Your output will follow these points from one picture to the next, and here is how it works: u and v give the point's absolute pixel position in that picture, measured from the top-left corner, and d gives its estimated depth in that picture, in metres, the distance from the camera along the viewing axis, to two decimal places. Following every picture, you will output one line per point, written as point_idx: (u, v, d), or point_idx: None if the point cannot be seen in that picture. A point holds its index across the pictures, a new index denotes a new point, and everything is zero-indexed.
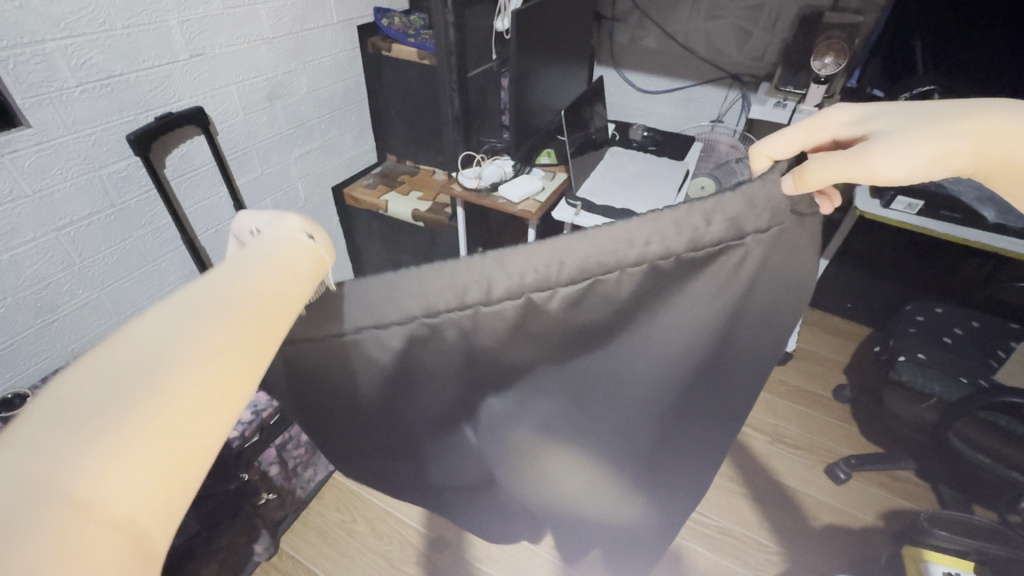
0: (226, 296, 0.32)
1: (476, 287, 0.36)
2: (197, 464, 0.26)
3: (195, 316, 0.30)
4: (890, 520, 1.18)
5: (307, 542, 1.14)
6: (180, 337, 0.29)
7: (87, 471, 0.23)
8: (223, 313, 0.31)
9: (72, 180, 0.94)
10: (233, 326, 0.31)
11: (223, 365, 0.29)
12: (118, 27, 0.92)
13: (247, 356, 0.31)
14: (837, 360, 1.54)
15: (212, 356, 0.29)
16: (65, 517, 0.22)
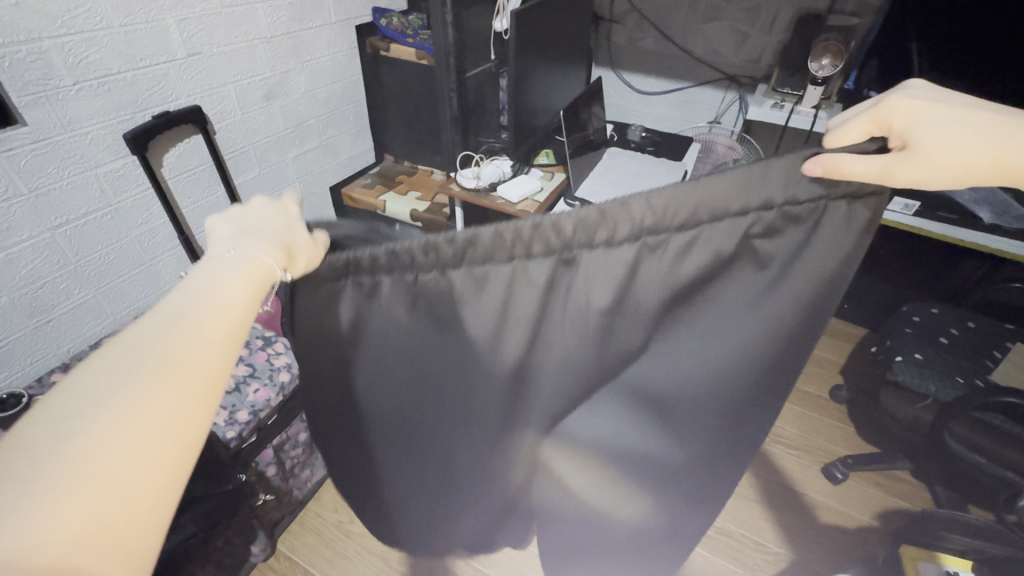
0: (189, 320, 0.32)
1: (575, 229, 0.32)
2: (140, 499, 0.28)
3: (154, 343, 0.31)
4: (886, 519, 1.18)
5: (305, 544, 1.13)
6: (136, 370, 0.30)
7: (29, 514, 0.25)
8: (189, 339, 0.32)
9: (68, 178, 0.94)
10: (187, 353, 0.31)
11: (171, 399, 0.30)
12: (115, 25, 0.92)
13: (199, 387, 0.31)
14: (833, 361, 1.55)
15: (161, 388, 0.30)
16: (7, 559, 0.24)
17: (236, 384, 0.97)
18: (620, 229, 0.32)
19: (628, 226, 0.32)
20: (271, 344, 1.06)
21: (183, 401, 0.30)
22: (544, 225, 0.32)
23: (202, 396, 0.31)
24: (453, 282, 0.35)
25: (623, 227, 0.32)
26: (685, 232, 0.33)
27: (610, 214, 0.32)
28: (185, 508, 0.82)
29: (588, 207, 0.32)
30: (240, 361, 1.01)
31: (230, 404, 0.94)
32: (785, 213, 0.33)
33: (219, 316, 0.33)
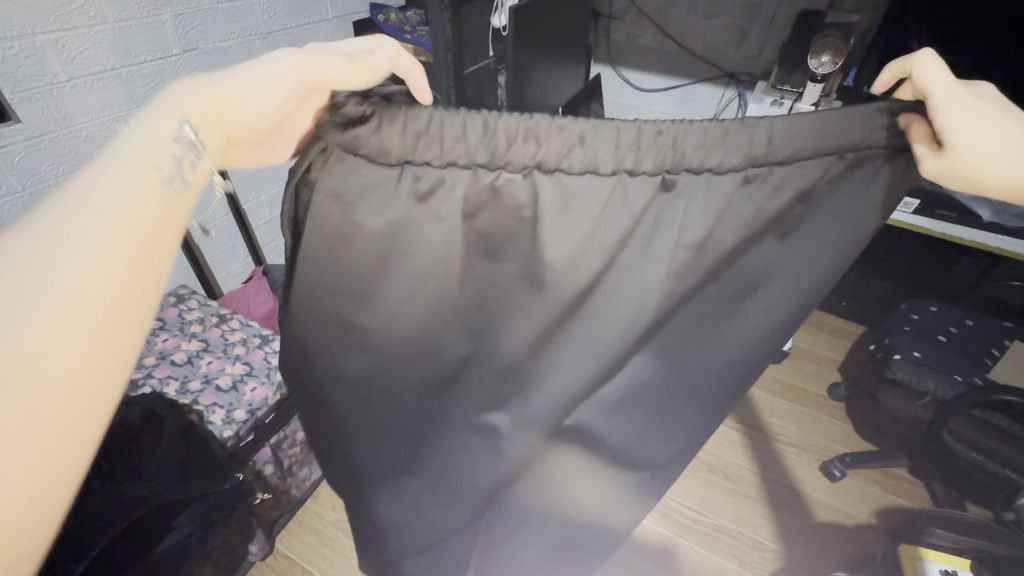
0: (96, 206, 0.34)
1: (693, 149, 0.32)
2: (86, 371, 0.31)
3: (68, 230, 0.33)
4: (884, 517, 1.19)
5: (303, 543, 1.13)
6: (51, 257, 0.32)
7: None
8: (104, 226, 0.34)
9: (63, 176, 0.93)
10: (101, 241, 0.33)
11: (90, 282, 0.32)
12: (110, 20, 0.91)
13: (117, 275, 0.33)
14: (831, 358, 1.55)
15: (78, 274, 0.32)
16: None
17: (233, 383, 0.96)
18: (735, 152, 0.32)
19: (740, 154, 0.32)
20: (268, 342, 1.05)
21: (61, 315, 0.31)
22: (665, 135, 0.32)
23: (104, 276, 0.33)
24: (540, 191, 0.33)
25: (738, 152, 0.32)
26: (785, 170, 0.33)
27: (734, 134, 0.32)
28: (182, 508, 0.81)
29: (715, 125, 0.31)
30: (238, 359, 1.01)
31: (227, 403, 0.94)
32: (843, 162, 0.33)
33: (99, 226, 0.34)
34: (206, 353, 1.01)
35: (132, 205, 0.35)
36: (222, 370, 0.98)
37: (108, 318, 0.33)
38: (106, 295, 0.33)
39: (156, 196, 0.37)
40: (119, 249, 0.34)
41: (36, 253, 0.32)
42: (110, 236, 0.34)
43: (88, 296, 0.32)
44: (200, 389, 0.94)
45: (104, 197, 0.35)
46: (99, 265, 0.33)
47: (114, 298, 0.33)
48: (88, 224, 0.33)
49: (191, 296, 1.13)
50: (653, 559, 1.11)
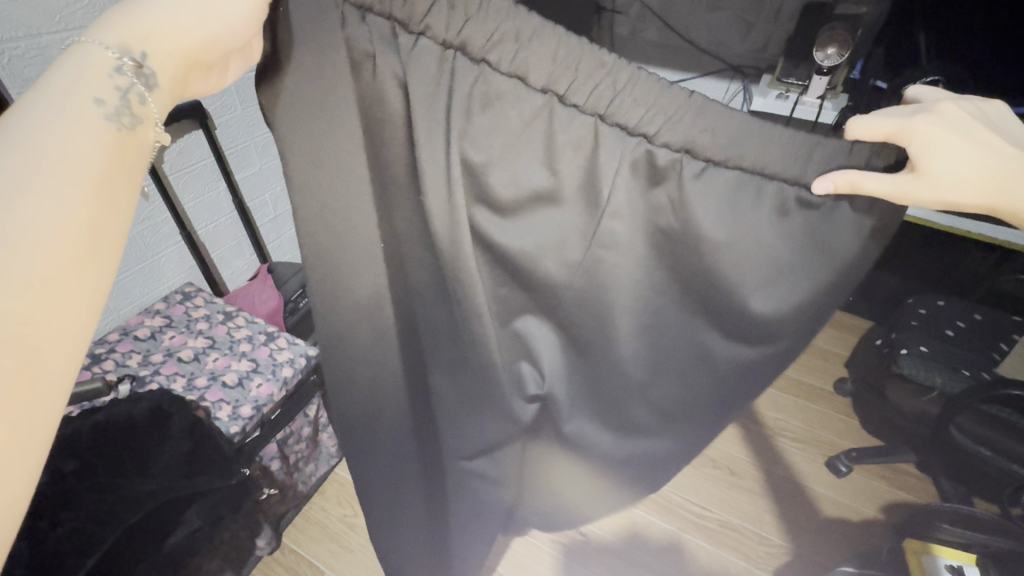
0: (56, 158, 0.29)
1: (631, 103, 0.34)
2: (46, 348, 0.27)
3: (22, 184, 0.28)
4: (891, 512, 1.18)
5: (310, 537, 1.14)
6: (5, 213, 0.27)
7: None
8: (66, 184, 0.29)
9: None
10: (61, 202, 0.29)
11: (56, 250, 0.28)
12: None
13: (83, 242, 0.29)
14: (837, 354, 1.54)
15: (38, 239, 0.27)
16: None
17: (239, 379, 0.97)
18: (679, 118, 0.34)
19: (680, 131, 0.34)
20: (273, 339, 1.06)
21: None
22: (609, 69, 0.34)
23: (63, 244, 0.28)
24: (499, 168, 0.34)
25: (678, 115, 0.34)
26: (725, 168, 0.35)
27: (671, 92, 0.33)
28: (188, 503, 0.81)
29: (675, 91, 0.33)
30: (244, 356, 1.01)
31: (233, 399, 0.94)
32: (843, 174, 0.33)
33: (35, 167, 0.28)
34: (212, 349, 1.01)
35: (79, 146, 0.30)
36: (228, 366, 0.99)
37: (59, 278, 0.28)
38: (62, 269, 0.28)
39: (105, 133, 0.32)
40: (61, 195, 0.29)
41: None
42: (71, 193, 0.29)
43: (19, 251, 0.27)
44: (206, 385, 0.95)
45: (52, 139, 0.30)
46: (42, 214, 0.28)
47: (67, 255, 0.28)
48: (34, 172, 0.28)
49: (197, 294, 1.14)
50: (661, 555, 1.11)
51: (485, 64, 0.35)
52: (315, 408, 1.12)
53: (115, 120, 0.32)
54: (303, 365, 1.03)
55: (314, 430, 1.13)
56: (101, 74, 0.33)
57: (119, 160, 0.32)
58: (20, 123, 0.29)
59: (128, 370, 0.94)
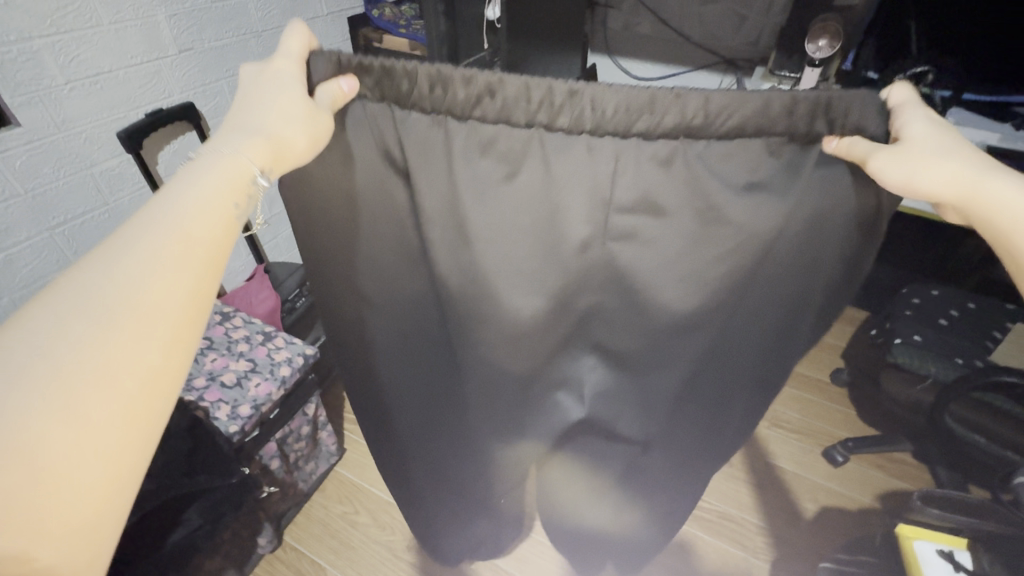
0: (171, 233, 0.38)
1: (613, 113, 0.33)
2: (156, 393, 0.35)
3: (146, 256, 0.37)
4: (887, 501, 1.19)
5: (310, 534, 1.15)
6: (134, 280, 0.36)
7: (72, 388, 0.32)
8: (180, 256, 0.38)
9: (64, 178, 0.94)
10: (174, 273, 0.37)
11: (165, 313, 0.36)
12: (105, 22, 0.92)
13: (186, 308, 0.37)
14: (834, 345, 1.55)
15: (158, 302, 0.36)
16: (61, 431, 0.32)
17: (238, 379, 0.98)
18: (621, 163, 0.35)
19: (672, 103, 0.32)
20: (271, 339, 1.06)
21: (141, 322, 0.35)
22: (580, 96, 0.33)
23: (173, 309, 0.37)
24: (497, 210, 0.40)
25: (636, 108, 0.33)
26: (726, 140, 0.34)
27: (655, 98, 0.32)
28: (192, 501, 0.83)
29: (637, 91, 0.32)
30: (242, 356, 1.02)
31: (232, 399, 0.95)
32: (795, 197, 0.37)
33: (169, 249, 0.37)
34: (210, 350, 1.02)
35: (189, 224, 0.39)
36: (226, 366, 0.99)
37: (183, 332, 0.37)
38: (173, 330, 0.36)
39: (229, 220, 0.42)
40: (189, 273, 0.38)
41: (122, 273, 0.36)
42: (185, 261, 0.38)
43: (164, 311, 0.36)
44: (205, 386, 0.96)
45: (177, 220, 0.39)
46: (155, 288, 0.36)
47: (192, 319, 0.38)
48: (158, 248, 0.37)
49: None
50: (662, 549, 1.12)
51: (470, 122, 0.36)
52: (314, 407, 1.13)
53: (237, 217, 0.43)
54: (301, 363, 1.04)
55: (313, 428, 1.14)
56: (220, 179, 0.42)
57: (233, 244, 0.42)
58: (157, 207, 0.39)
59: None
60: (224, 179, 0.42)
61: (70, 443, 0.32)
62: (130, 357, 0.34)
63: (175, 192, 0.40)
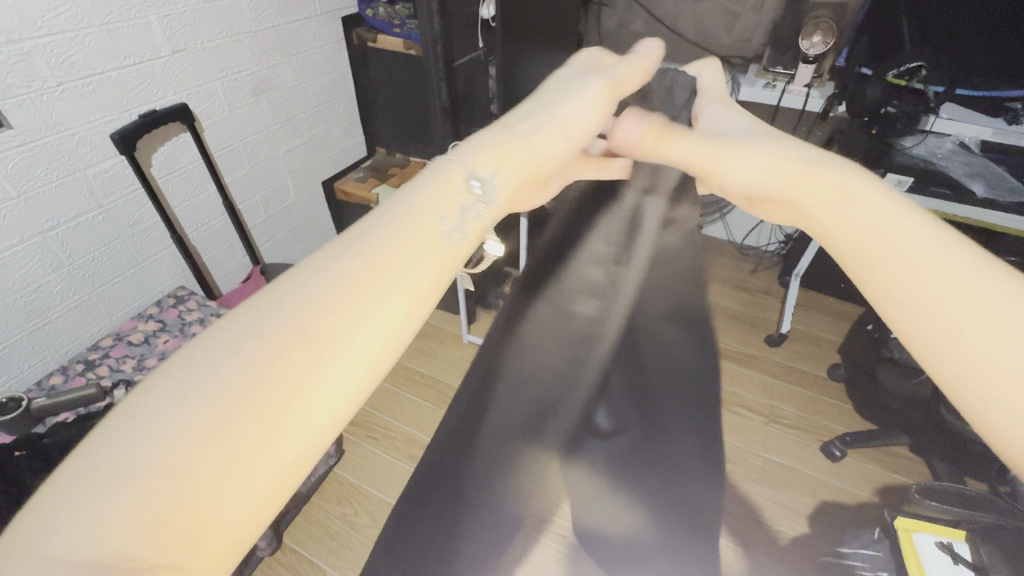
0: (379, 242, 0.33)
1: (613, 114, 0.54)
2: (318, 440, 0.27)
3: (354, 261, 0.31)
4: (885, 495, 1.19)
5: (309, 537, 1.15)
6: (344, 289, 0.30)
7: (268, 383, 0.26)
8: (381, 273, 0.31)
9: (57, 180, 0.93)
10: (378, 295, 0.31)
11: (365, 345, 0.29)
12: (96, 23, 0.91)
13: (380, 344, 0.30)
14: (831, 341, 1.56)
15: (361, 325, 0.29)
16: (231, 435, 0.24)
17: None
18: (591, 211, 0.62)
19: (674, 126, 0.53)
20: None
21: (333, 330, 0.29)
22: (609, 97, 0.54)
23: (369, 337, 0.30)
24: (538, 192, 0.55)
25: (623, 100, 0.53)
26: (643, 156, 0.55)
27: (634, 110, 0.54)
28: None
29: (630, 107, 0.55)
30: None
31: None
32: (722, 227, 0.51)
33: (371, 258, 0.32)
34: None
35: (400, 236, 0.34)
36: None
37: (360, 373, 0.29)
38: (362, 367, 0.29)
39: (431, 238, 0.35)
40: (394, 296, 0.31)
41: (334, 275, 0.30)
42: (386, 280, 0.31)
43: (361, 339, 0.29)
44: None
45: (391, 224, 0.34)
46: (361, 306, 0.30)
47: (388, 337, 0.31)
48: (366, 256, 0.32)
49: (190, 297, 1.15)
50: None
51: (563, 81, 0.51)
52: None
53: (443, 222, 0.36)
54: None
55: None
56: (441, 177, 0.38)
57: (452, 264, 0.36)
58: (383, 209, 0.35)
59: (123, 375, 0.95)
60: (441, 189, 0.37)
61: (231, 455, 0.24)
62: (323, 375, 0.27)
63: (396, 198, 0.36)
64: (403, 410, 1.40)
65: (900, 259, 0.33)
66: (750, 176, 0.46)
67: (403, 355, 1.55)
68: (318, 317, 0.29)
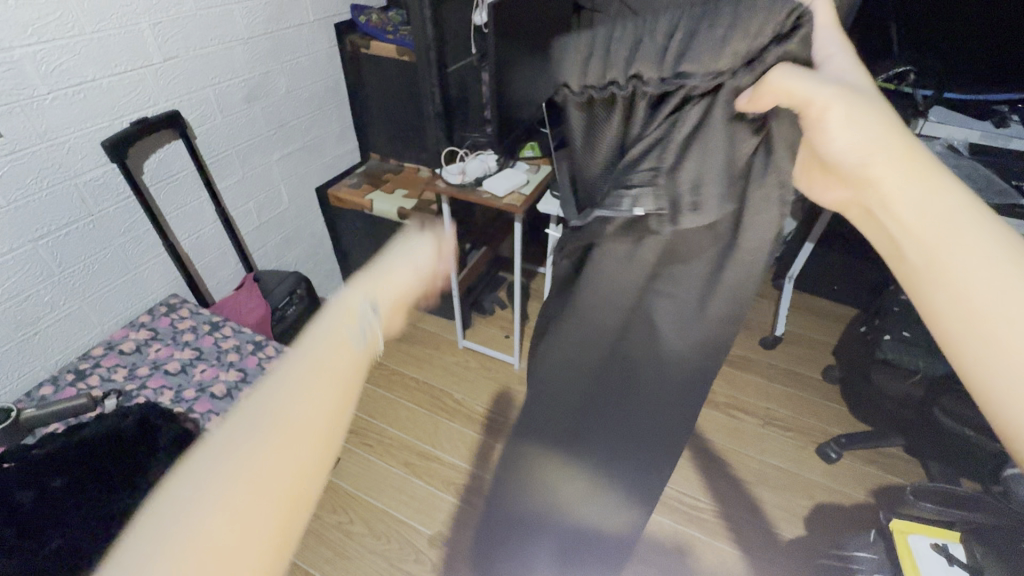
0: (308, 363, 0.42)
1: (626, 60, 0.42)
2: (297, 510, 0.36)
3: (290, 379, 0.41)
4: (881, 496, 1.20)
5: (305, 546, 1.14)
6: (282, 401, 0.39)
7: (238, 474, 0.36)
8: (315, 379, 0.41)
9: (47, 189, 0.93)
10: (313, 394, 0.40)
11: (314, 427, 0.38)
12: (87, 31, 0.91)
13: (326, 423, 0.39)
14: (825, 342, 1.56)
15: (305, 414, 0.39)
16: (213, 526, 0.34)
17: (228, 390, 0.96)
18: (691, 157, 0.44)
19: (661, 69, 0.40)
20: (261, 348, 1.06)
21: (282, 430, 0.38)
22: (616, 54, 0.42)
23: (315, 423, 0.39)
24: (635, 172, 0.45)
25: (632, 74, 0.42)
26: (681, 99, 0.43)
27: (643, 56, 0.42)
28: None
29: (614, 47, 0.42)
30: (232, 366, 1.01)
31: (223, 410, 0.94)
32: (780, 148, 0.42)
33: (308, 373, 0.41)
34: (199, 360, 1.01)
35: (326, 351, 0.43)
36: (216, 377, 0.98)
37: (313, 455, 0.38)
38: (312, 447, 0.38)
39: (350, 349, 0.44)
40: (329, 390, 0.41)
41: (276, 392, 0.40)
42: (317, 381, 0.41)
43: (303, 427, 0.38)
44: (194, 397, 0.94)
45: (317, 349, 0.43)
46: (298, 408, 0.39)
47: (333, 433, 0.39)
48: (300, 374, 0.41)
49: (183, 305, 1.15)
50: (662, 551, 1.11)
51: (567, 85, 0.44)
52: None
53: (356, 333, 0.45)
54: None
55: None
56: (336, 310, 0.45)
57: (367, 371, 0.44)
58: (309, 337, 0.44)
59: (114, 385, 0.94)
60: (352, 310, 0.46)
61: (223, 538, 0.34)
62: (285, 460, 0.37)
63: (317, 331, 0.45)
64: (399, 416, 1.40)
65: (1000, 312, 0.38)
66: (857, 158, 0.40)
67: (399, 362, 1.55)
68: (269, 421, 0.38)
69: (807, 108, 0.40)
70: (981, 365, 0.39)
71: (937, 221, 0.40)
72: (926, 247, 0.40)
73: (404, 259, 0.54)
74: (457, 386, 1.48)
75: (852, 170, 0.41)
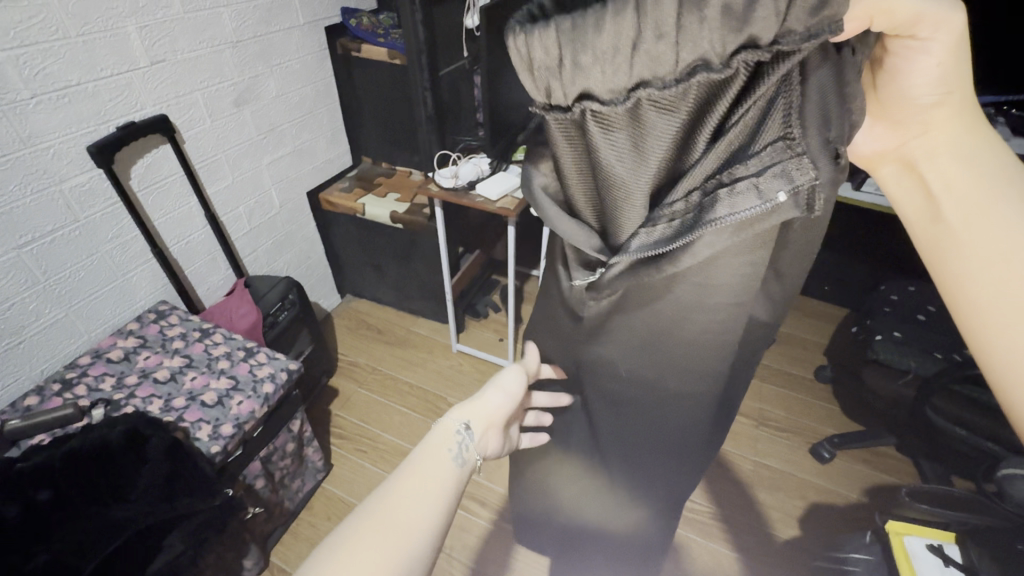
0: (411, 473, 0.47)
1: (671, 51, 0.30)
2: None
3: (395, 485, 0.45)
4: (874, 495, 1.21)
5: (299, 555, 1.12)
6: (385, 500, 0.43)
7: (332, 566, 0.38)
8: (417, 487, 0.45)
9: (31, 195, 0.91)
10: (415, 501, 0.44)
11: (404, 534, 0.41)
12: (72, 34, 0.89)
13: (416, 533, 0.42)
14: (817, 342, 1.57)
15: (400, 516, 0.42)
16: None
17: (218, 398, 0.95)
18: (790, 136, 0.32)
19: (765, 24, 0.28)
20: (253, 355, 1.04)
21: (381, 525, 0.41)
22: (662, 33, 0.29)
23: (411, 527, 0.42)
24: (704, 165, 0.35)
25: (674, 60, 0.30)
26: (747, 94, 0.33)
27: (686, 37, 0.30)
28: (173, 525, 0.80)
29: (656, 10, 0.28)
30: (222, 374, 0.99)
31: (213, 418, 0.92)
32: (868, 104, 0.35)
33: (408, 480, 0.46)
34: (190, 368, 0.99)
35: (426, 464, 0.48)
36: (207, 385, 0.97)
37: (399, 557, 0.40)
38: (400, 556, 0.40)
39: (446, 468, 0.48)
40: (428, 501, 0.44)
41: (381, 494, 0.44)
42: (418, 488, 0.45)
43: (399, 528, 0.41)
44: (184, 406, 0.92)
45: (417, 461, 0.48)
46: (399, 511, 0.43)
47: (429, 555, 0.42)
48: (404, 480, 0.46)
49: (172, 311, 1.13)
50: None
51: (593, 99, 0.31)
52: (300, 423, 1.11)
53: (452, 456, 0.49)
54: (284, 379, 1.02)
55: (299, 444, 1.12)
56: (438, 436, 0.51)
57: (457, 493, 0.48)
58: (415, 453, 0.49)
59: (102, 394, 0.92)
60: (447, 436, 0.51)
61: None
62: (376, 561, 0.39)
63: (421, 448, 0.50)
64: (393, 422, 1.39)
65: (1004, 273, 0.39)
66: (932, 95, 0.38)
67: (392, 366, 1.54)
68: (371, 516, 0.42)
69: (912, 29, 0.34)
70: (981, 307, 0.40)
71: (969, 181, 0.40)
72: (960, 198, 0.41)
73: (494, 385, 0.57)
74: (450, 390, 1.47)
75: (917, 115, 0.40)
